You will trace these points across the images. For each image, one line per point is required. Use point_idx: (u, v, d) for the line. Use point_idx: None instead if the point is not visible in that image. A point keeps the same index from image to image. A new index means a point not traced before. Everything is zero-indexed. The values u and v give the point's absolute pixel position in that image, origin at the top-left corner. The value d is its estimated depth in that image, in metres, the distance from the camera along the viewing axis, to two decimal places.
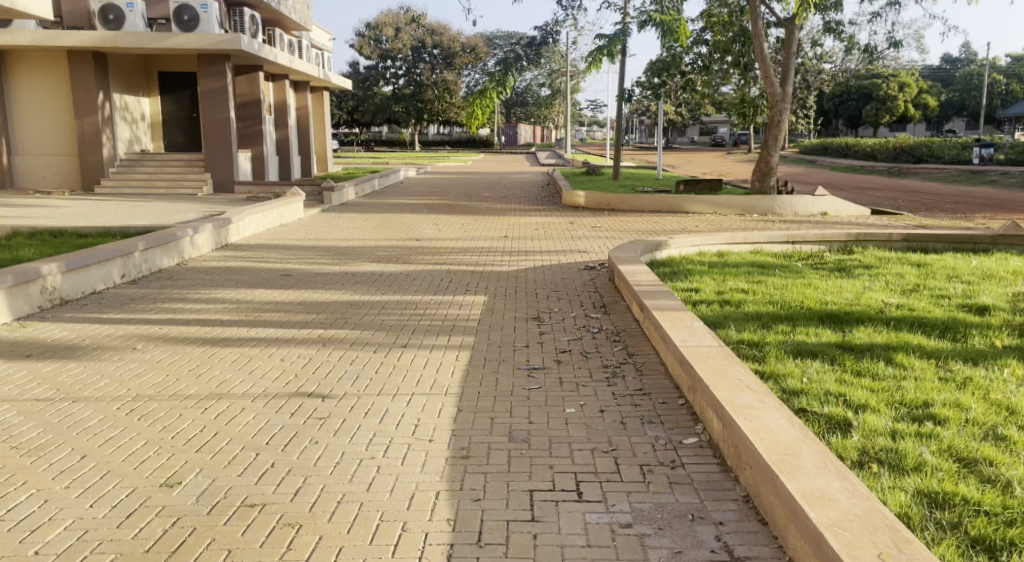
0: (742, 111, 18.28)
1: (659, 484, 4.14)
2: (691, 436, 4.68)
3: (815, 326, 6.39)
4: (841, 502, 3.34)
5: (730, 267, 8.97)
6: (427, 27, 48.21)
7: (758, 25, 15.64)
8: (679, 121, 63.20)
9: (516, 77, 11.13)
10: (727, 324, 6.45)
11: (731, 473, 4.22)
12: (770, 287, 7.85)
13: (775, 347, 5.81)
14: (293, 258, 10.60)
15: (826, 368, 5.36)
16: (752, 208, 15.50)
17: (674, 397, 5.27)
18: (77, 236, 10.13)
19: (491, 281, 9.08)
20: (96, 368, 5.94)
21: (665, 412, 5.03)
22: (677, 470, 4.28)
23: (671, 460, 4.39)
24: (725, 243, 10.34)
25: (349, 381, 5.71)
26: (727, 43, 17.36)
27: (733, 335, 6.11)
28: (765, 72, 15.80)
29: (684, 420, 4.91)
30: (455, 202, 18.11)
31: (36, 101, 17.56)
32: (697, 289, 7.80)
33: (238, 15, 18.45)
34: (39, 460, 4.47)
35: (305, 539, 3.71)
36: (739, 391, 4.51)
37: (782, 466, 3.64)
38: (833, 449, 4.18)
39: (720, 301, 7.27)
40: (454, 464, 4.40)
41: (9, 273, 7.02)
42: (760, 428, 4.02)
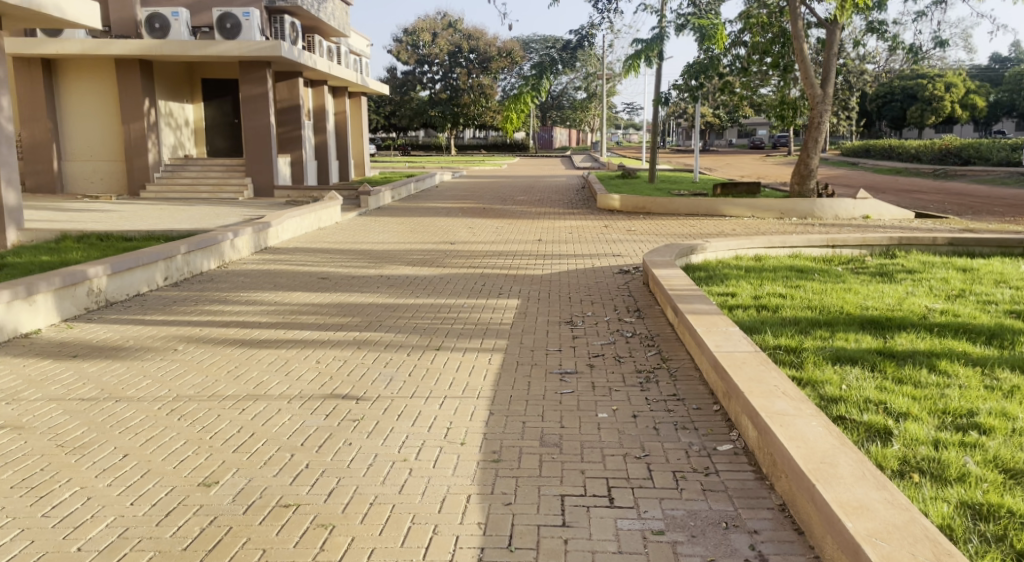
0: (781, 113, 18.22)
1: (693, 491, 4.13)
2: (726, 443, 4.66)
3: (855, 331, 6.31)
4: (879, 512, 3.31)
5: (768, 271, 8.89)
6: (464, 31, 48.36)
7: (798, 26, 15.46)
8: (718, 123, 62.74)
9: (552, 80, 11.10)
10: (764, 329, 6.39)
11: (767, 481, 4.19)
12: (809, 292, 7.78)
13: (814, 353, 5.77)
14: (329, 262, 10.70)
15: (866, 375, 5.30)
16: (791, 210, 15.35)
17: (708, 402, 5.25)
18: (123, 239, 10.36)
19: (523, 285, 9.11)
20: (140, 368, 6.07)
21: (700, 417, 5.02)
22: (711, 477, 4.26)
23: (705, 466, 4.38)
24: (763, 246, 10.26)
25: (383, 382, 5.79)
26: (766, 44, 17.30)
27: (770, 341, 6.06)
28: (804, 72, 15.65)
29: (720, 426, 4.89)
30: (489, 206, 18.23)
31: (83, 107, 17.92)
32: (733, 293, 7.75)
33: (279, 23, 18.73)
34: (84, 457, 4.59)
35: (337, 540, 3.76)
36: (774, 397, 4.48)
37: (819, 474, 3.61)
38: (871, 457, 4.14)
39: (757, 306, 7.23)
40: (485, 468, 4.44)
41: (57, 275, 7.20)
42: (797, 436, 3.99)
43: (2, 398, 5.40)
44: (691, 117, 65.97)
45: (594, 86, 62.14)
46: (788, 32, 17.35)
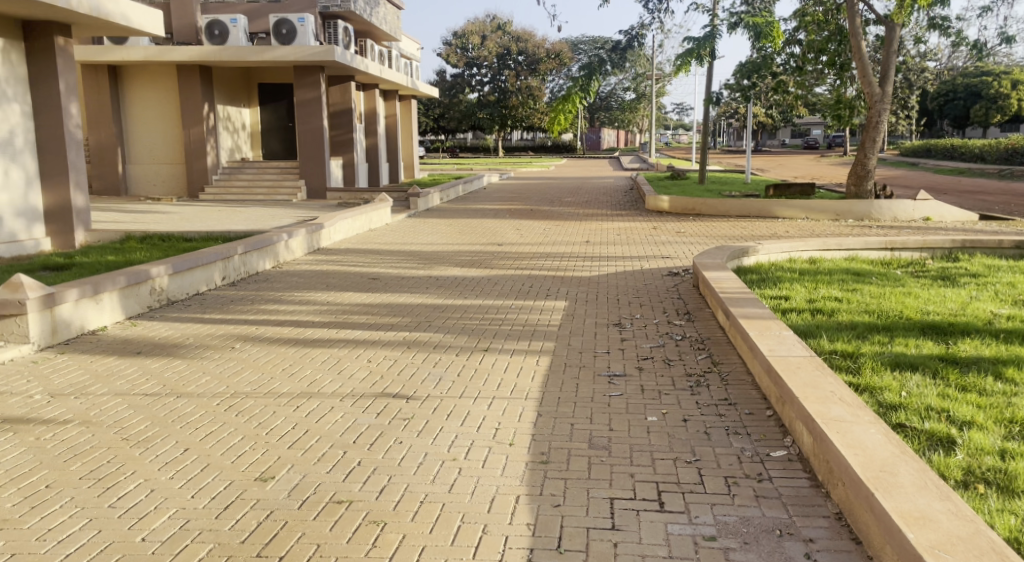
0: (837, 113, 17.97)
1: (745, 497, 4.12)
2: (779, 449, 4.63)
3: (915, 337, 6.23)
4: (942, 523, 3.28)
5: (823, 274, 8.80)
6: (513, 34, 48.52)
7: (856, 23, 15.24)
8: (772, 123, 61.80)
9: (601, 81, 11.10)
10: (819, 334, 6.34)
11: (823, 488, 4.17)
12: (866, 296, 7.69)
13: (871, 358, 5.71)
14: (380, 262, 10.87)
15: (928, 381, 5.23)
16: (848, 212, 15.10)
17: (761, 408, 5.23)
18: (183, 240, 10.65)
19: (572, 286, 9.13)
20: (200, 365, 6.24)
21: (753, 423, 5.00)
22: (765, 483, 4.25)
23: (758, 473, 4.36)
24: (818, 249, 10.14)
25: (432, 382, 5.88)
26: (822, 42, 17.03)
27: (826, 345, 6.01)
28: (862, 70, 15.44)
29: (773, 432, 4.87)
30: (537, 207, 18.30)
31: (145, 111, 18.40)
32: (787, 297, 7.70)
33: (332, 28, 19.03)
34: (147, 450, 4.74)
35: (389, 537, 3.84)
36: (831, 403, 4.45)
37: (879, 483, 3.59)
38: (934, 467, 4.10)
39: (812, 309, 7.17)
40: (534, 469, 4.49)
41: (121, 275, 7.43)
42: (856, 443, 3.96)
43: (72, 392, 5.60)
44: (743, 117, 65.13)
45: (644, 86, 61.77)
46: (845, 30, 17.01)
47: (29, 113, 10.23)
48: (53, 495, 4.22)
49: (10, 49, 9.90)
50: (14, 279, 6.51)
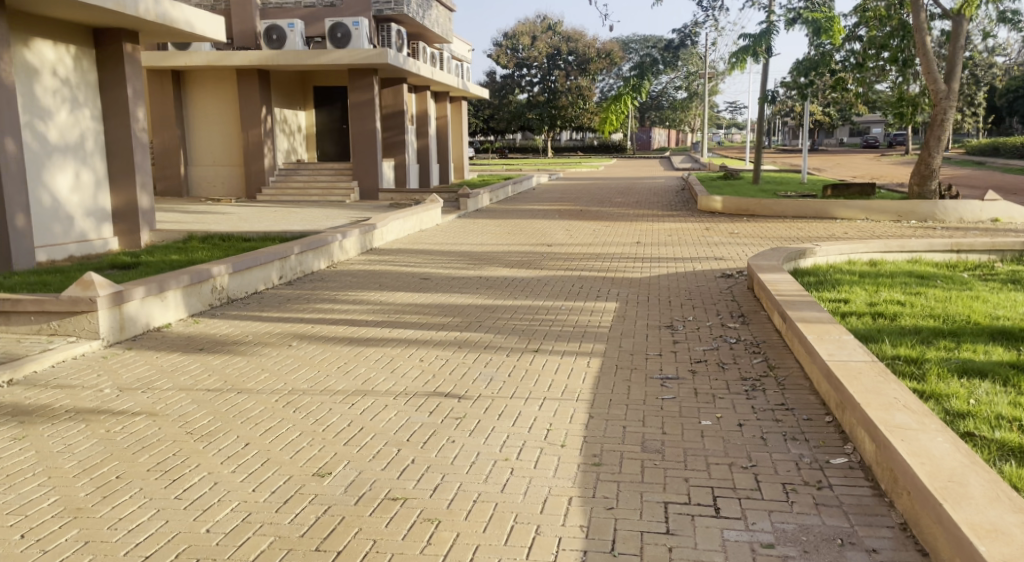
0: (900, 111, 17.62)
1: (805, 505, 4.09)
2: (839, 456, 4.59)
3: (983, 343, 6.10)
4: (1014, 537, 3.22)
5: (885, 277, 8.66)
6: (563, 34, 48.54)
7: (920, 18, 14.93)
8: (830, 122, 60.61)
9: (653, 80, 11.07)
10: (881, 338, 6.25)
11: (886, 498, 4.12)
12: (931, 299, 7.55)
13: (937, 364, 5.61)
14: (431, 262, 10.99)
15: (997, 389, 5.12)
16: (911, 213, 14.77)
17: (819, 414, 5.18)
18: (242, 240, 10.90)
19: (623, 287, 9.13)
20: (259, 362, 6.40)
21: (811, 428, 4.96)
22: (825, 491, 4.21)
23: (817, 480, 4.33)
24: (880, 251, 9.98)
25: (483, 382, 5.94)
26: (884, 38, 16.68)
27: (889, 351, 5.93)
28: (927, 66, 15.14)
29: (833, 438, 4.83)
30: (587, 208, 18.30)
31: (204, 115, 18.83)
32: (847, 300, 7.59)
33: (386, 31, 19.27)
34: (211, 444, 4.88)
35: (443, 535, 3.91)
36: (894, 410, 4.39)
37: (947, 493, 3.54)
38: (1005, 477, 4.02)
39: (873, 313, 7.07)
40: (586, 471, 4.51)
41: (184, 274, 7.64)
42: (921, 452, 3.91)
43: (139, 387, 5.79)
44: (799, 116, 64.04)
45: (697, 85, 61.14)
46: (909, 25, 16.61)
47: (98, 118, 10.59)
48: (122, 486, 4.37)
49: (81, 56, 10.27)
50: (85, 278, 6.74)
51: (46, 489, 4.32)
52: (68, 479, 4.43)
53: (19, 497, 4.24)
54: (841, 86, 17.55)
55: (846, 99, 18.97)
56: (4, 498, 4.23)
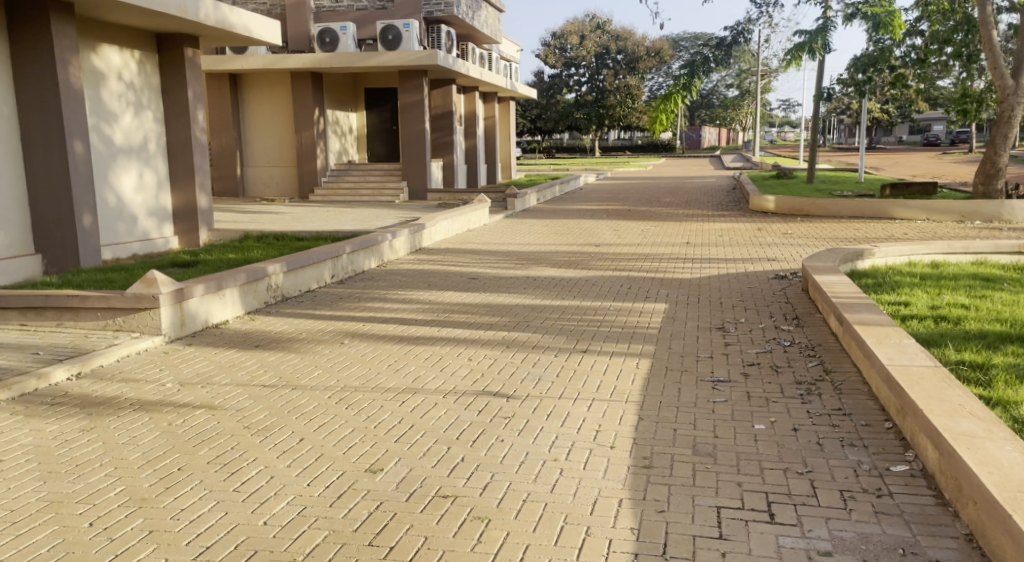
0: (964, 107, 17.21)
1: (863, 513, 4.04)
2: (900, 463, 4.52)
3: None
4: None
5: (947, 279, 8.47)
6: (612, 32, 48.31)
7: (985, 13, 14.58)
8: (888, 120, 59.30)
9: (704, 79, 11.01)
10: (944, 343, 6.12)
11: (950, 508, 4.04)
12: (995, 303, 7.37)
13: (1003, 370, 5.48)
14: (479, 262, 11.06)
15: None
16: (975, 213, 14.40)
17: (878, 419, 5.10)
18: (296, 239, 11.09)
19: (672, 288, 9.09)
20: (312, 359, 6.51)
21: (870, 435, 4.89)
22: (884, 499, 4.15)
23: (876, 488, 4.27)
24: (942, 253, 9.77)
25: (531, 382, 5.97)
26: (947, 32, 16.28)
27: (953, 356, 5.80)
28: (992, 60, 14.75)
29: (892, 445, 4.75)
30: (635, 208, 18.21)
31: (260, 117, 19.18)
32: (907, 303, 7.45)
33: (436, 32, 19.40)
34: (267, 439, 4.99)
35: (493, 533, 3.94)
36: (959, 417, 4.30)
37: (1016, 504, 3.46)
38: None
39: (935, 317, 6.93)
40: (636, 473, 4.51)
41: (241, 272, 7.80)
42: (987, 460, 3.83)
43: (199, 381, 5.94)
44: (856, 114, 62.84)
45: (750, 83, 60.33)
46: (974, 20, 16.12)
47: (161, 120, 10.88)
48: (183, 477, 4.49)
49: (145, 61, 10.57)
50: (149, 275, 6.91)
51: (112, 479, 4.46)
52: (133, 470, 4.57)
53: (87, 486, 4.39)
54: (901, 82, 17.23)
55: (906, 96, 18.60)
56: (73, 487, 4.38)
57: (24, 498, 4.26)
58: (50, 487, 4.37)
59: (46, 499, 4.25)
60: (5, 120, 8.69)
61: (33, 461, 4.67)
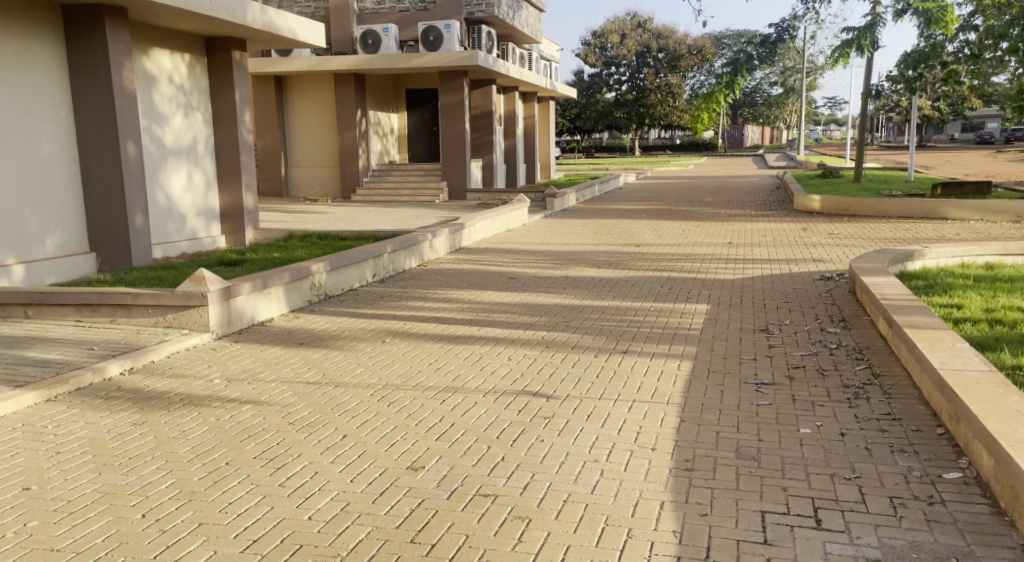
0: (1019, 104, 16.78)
1: (914, 520, 3.95)
2: (952, 470, 4.41)
3: None
4: None
5: (1001, 281, 8.26)
6: (653, 31, 47.93)
7: None
8: (938, 117, 58.04)
9: (748, 77, 10.99)
10: (999, 347, 5.98)
11: (1005, 517, 3.94)
12: None
13: None
14: (518, 262, 11.05)
15: None
16: None
17: (930, 425, 4.99)
18: (338, 238, 11.19)
19: (714, 289, 9.00)
20: (354, 357, 6.56)
21: (921, 441, 4.78)
22: (936, 507, 4.06)
23: (928, 495, 4.17)
24: (996, 254, 9.54)
25: (571, 382, 5.94)
26: (1002, 27, 15.34)
27: (1007, 360, 5.66)
28: None
29: (945, 451, 4.65)
30: (676, 207, 18.06)
31: (303, 117, 19.38)
32: (959, 305, 7.29)
33: (477, 32, 19.47)
34: (311, 435, 5.03)
35: (534, 533, 3.93)
36: (1016, 423, 4.19)
37: None
38: None
39: (989, 320, 6.77)
40: (678, 476, 4.47)
41: (286, 271, 7.89)
42: None
43: (245, 377, 6.02)
44: (905, 112, 61.58)
45: (794, 80, 59.49)
46: None
47: (209, 122, 11.05)
48: (231, 471, 4.55)
49: (195, 64, 10.75)
50: (198, 274, 7.00)
51: (163, 472, 4.53)
52: (183, 463, 4.64)
53: (140, 478, 4.46)
54: (953, 78, 16.93)
55: (959, 92, 18.25)
56: (127, 479, 4.45)
57: (79, 489, 4.34)
58: (104, 478, 4.45)
59: (100, 491, 4.32)
60: (62, 122, 8.90)
61: (88, 453, 4.76)
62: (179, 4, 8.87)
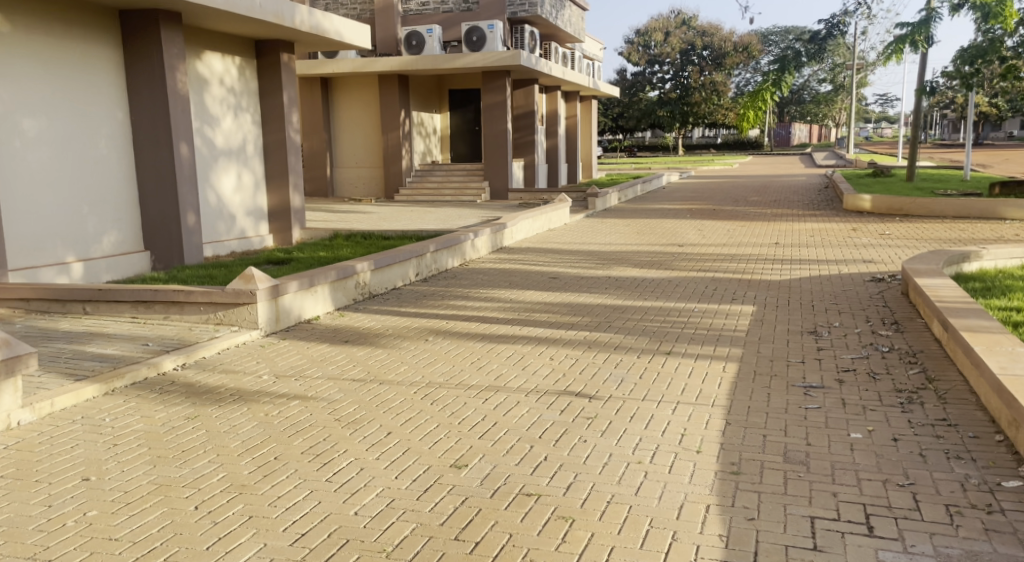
0: None
1: (971, 529, 3.84)
2: (1012, 479, 4.28)
3: None
4: None
5: None
6: (698, 28, 47.47)
7: None
8: (994, 115, 56.57)
9: (796, 74, 10.83)
10: None
11: None
12: None
13: None
14: (560, 262, 11.00)
15: None
16: None
17: (988, 432, 4.85)
18: (381, 237, 11.26)
19: (760, 290, 8.87)
20: (398, 355, 6.58)
21: (978, 448, 4.65)
22: (994, 516, 3.94)
23: (986, 503, 4.05)
24: None
25: (614, 383, 5.89)
26: None
27: None
28: None
29: (1003, 459, 4.51)
30: (720, 207, 17.84)
31: (348, 118, 19.55)
32: (1017, 308, 7.10)
33: (519, 33, 19.61)
34: (357, 431, 5.06)
35: (578, 534, 3.90)
36: None
37: None
38: None
39: None
40: (724, 479, 4.40)
41: (332, 270, 7.95)
42: None
43: (293, 374, 6.08)
44: (959, 109, 60.11)
45: (843, 77, 58.49)
46: None
47: (258, 123, 11.19)
48: (279, 466, 4.59)
49: (245, 67, 10.90)
50: (247, 272, 7.08)
51: (215, 465, 4.59)
52: (233, 457, 4.69)
53: (193, 471, 4.52)
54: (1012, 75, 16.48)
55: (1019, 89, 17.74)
56: (180, 471, 4.51)
57: (135, 481, 4.41)
58: (159, 471, 4.52)
59: (155, 482, 4.39)
60: (118, 124, 9.08)
61: (144, 445, 4.84)
62: (230, 8, 8.97)
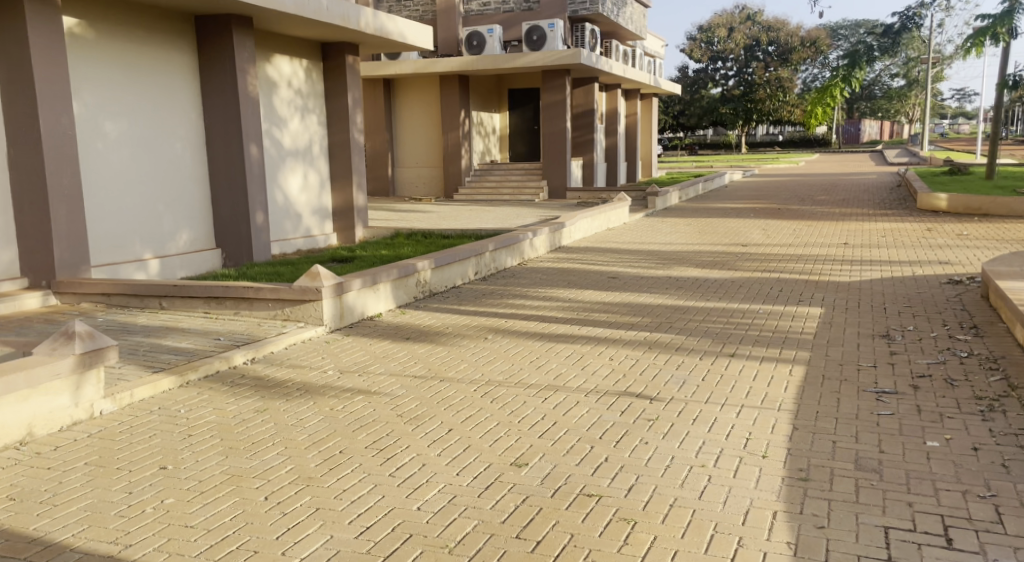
0: None
1: None
2: None
3: None
4: None
5: None
6: (763, 24, 46.62)
7: None
8: None
9: (867, 69, 10.55)
10: None
11: None
12: None
13: None
14: (620, 261, 10.89)
15: None
16: None
17: None
18: (441, 236, 11.30)
19: (828, 291, 8.64)
20: (458, 353, 6.58)
21: None
22: None
23: None
24: None
25: (676, 385, 5.79)
26: None
27: None
28: None
29: None
30: (784, 207, 17.48)
31: (410, 117, 19.70)
32: None
33: (580, 31, 19.45)
34: (418, 428, 5.06)
35: (640, 536, 3.83)
36: None
37: None
38: None
39: None
40: (792, 485, 4.28)
41: (394, 268, 7.99)
42: None
43: (356, 370, 6.12)
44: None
45: (915, 72, 56.79)
46: None
47: (323, 124, 11.33)
48: (345, 460, 4.62)
49: (312, 69, 11.06)
50: (312, 269, 7.17)
51: (283, 457, 4.64)
52: (300, 450, 4.74)
53: (263, 462, 4.58)
54: None
55: None
56: (251, 462, 4.58)
57: (209, 470, 4.48)
58: (231, 461, 4.59)
59: (228, 472, 4.46)
60: (194, 126, 9.30)
61: (216, 436, 4.92)
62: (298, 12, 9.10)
